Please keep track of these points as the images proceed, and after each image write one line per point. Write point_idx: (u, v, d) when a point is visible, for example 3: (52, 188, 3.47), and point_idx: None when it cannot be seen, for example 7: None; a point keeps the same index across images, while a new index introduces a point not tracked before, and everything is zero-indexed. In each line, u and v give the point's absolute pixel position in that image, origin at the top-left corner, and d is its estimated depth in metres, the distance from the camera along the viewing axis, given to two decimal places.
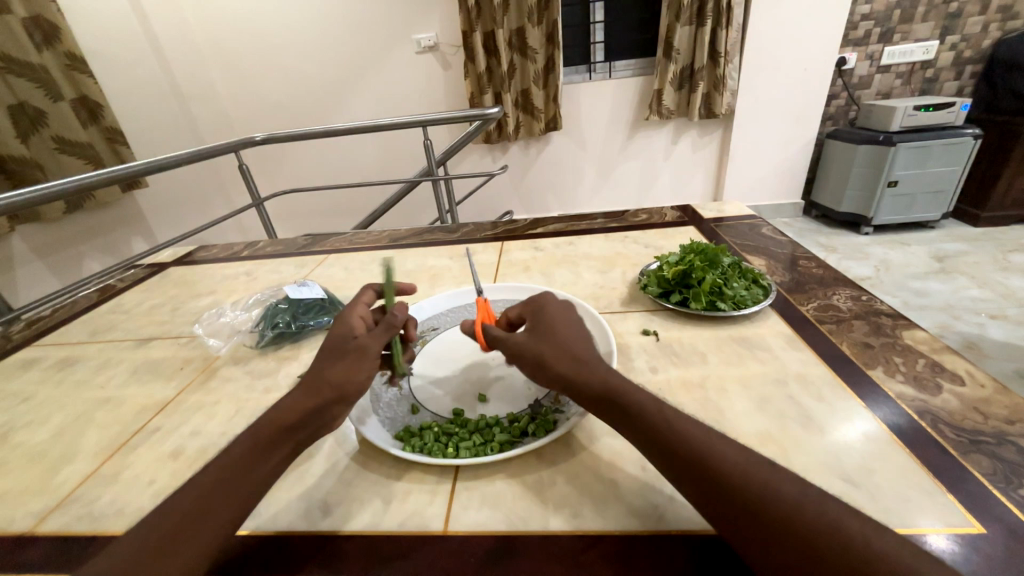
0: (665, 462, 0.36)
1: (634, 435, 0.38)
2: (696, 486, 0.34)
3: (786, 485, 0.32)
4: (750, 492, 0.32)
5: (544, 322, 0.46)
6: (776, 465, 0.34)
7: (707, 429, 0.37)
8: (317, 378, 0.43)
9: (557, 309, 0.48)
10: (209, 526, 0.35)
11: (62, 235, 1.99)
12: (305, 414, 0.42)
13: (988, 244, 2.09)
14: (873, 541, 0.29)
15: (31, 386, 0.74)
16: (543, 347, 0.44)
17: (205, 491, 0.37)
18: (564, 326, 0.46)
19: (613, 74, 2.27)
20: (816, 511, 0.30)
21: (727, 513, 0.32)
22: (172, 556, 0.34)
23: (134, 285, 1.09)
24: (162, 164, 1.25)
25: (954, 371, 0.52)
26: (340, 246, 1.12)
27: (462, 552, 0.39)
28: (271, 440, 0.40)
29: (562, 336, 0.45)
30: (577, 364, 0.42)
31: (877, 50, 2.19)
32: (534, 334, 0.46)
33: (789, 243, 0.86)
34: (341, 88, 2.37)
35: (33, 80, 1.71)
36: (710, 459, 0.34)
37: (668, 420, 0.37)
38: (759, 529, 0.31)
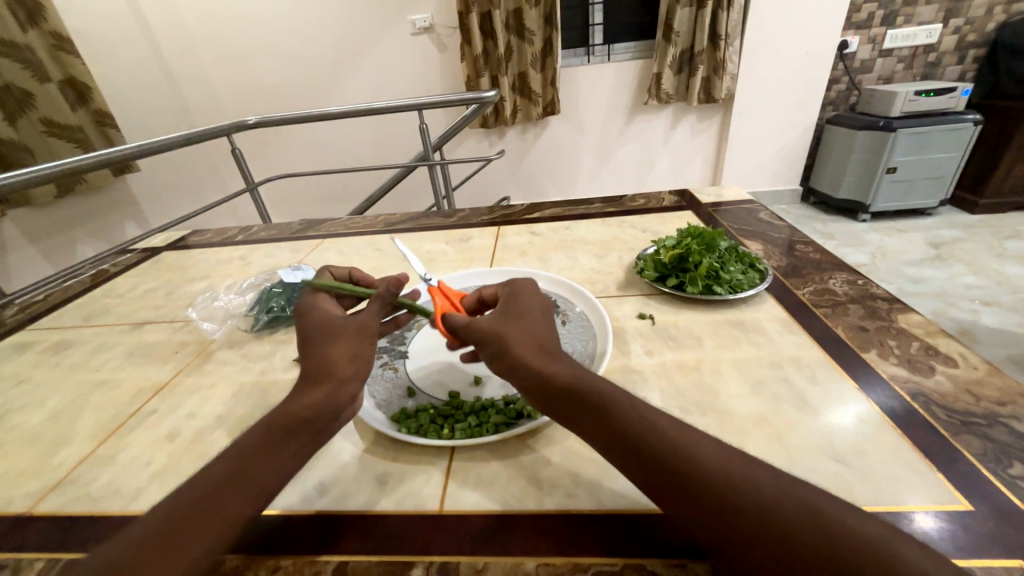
0: (636, 466, 0.35)
1: (599, 435, 0.37)
2: (666, 482, 0.33)
3: (764, 479, 0.32)
4: (726, 487, 0.31)
5: (517, 310, 0.47)
6: (750, 458, 0.33)
7: (678, 421, 0.36)
8: (328, 361, 0.43)
9: (534, 300, 0.49)
10: (226, 515, 0.33)
11: (54, 219, 1.96)
12: (326, 397, 0.41)
13: (984, 231, 2.09)
14: (853, 529, 0.28)
15: (26, 369, 0.74)
16: (512, 331, 0.44)
17: (221, 477, 0.35)
18: (537, 317, 0.47)
19: (612, 57, 2.23)
20: (794, 502, 0.30)
21: (701, 509, 0.32)
22: (185, 545, 0.31)
23: (127, 270, 1.08)
24: (154, 148, 1.23)
25: (948, 354, 0.52)
26: (335, 231, 1.11)
27: (460, 530, 0.39)
28: (291, 429, 0.39)
29: (534, 327, 0.46)
30: (543, 352, 0.43)
31: (880, 33, 2.16)
32: (507, 319, 0.46)
33: (787, 228, 0.86)
34: (335, 70, 2.32)
35: (19, 61, 1.67)
36: (683, 454, 0.33)
37: (634, 413, 0.37)
38: (732, 523, 0.30)
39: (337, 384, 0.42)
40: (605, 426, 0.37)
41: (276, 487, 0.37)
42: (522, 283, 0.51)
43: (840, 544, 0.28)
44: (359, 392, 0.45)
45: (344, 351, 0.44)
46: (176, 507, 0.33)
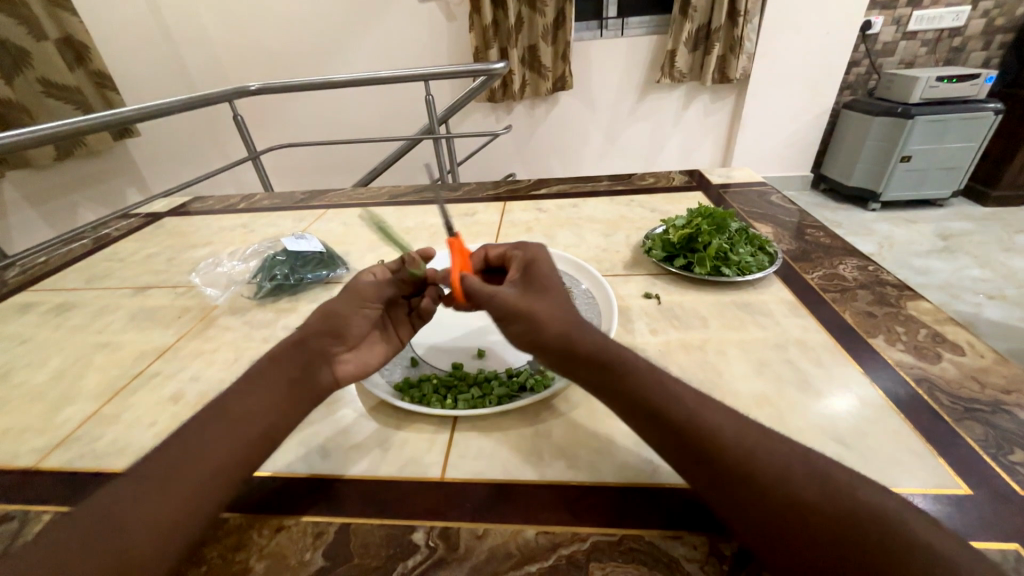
0: (658, 433, 0.35)
1: (624, 404, 0.36)
2: (682, 447, 0.33)
3: (777, 448, 0.32)
4: (743, 455, 0.32)
5: (540, 281, 0.45)
6: (761, 428, 0.34)
7: (697, 390, 0.36)
8: (316, 311, 0.48)
9: (551, 268, 0.48)
10: (215, 456, 0.36)
11: (54, 182, 1.95)
12: (298, 340, 0.45)
13: (994, 224, 2.07)
14: (858, 497, 0.29)
15: (30, 329, 0.74)
16: (544, 303, 0.42)
17: (202, 424, 0.38)
18: (557, 286, 0.45)
19: (626, 32, 2.16)
20: (802, 470, 0.31)
21: (714, 475, 0.32)
22: (177, 488, 0.34)
23: (128, 235, 1.07)
24: (155, 111, 1.20)
25: (955, 341, 0.52)
26: (338, 202, 1.09)
27: (460, 497, 0.40)
28: (266, 374, 0.42)
29: (560, 297, 0.44)
30: (578, 325, 0.41)
31: (905, 14, 2.07)
32: (534, 291, 0.44)
33: (799, 211, 0.84)
34: (339, 36, 2.24)
35: (13, 16, 1.62)
36: (703, 422, 0.34)
37: (657, 382, 0.37)
38: (744, 489, 0.31)
39: (307, 333, 0.45)
40: (632, 395, 0.36)
41: (256, 439, 0.38)
42: (535, 250, 0.50)
43: (850, 513, 0.29)
44: (337, 351, 0.46)
45: (333, 304, 0.48)
46: (165, 454, 0.35)
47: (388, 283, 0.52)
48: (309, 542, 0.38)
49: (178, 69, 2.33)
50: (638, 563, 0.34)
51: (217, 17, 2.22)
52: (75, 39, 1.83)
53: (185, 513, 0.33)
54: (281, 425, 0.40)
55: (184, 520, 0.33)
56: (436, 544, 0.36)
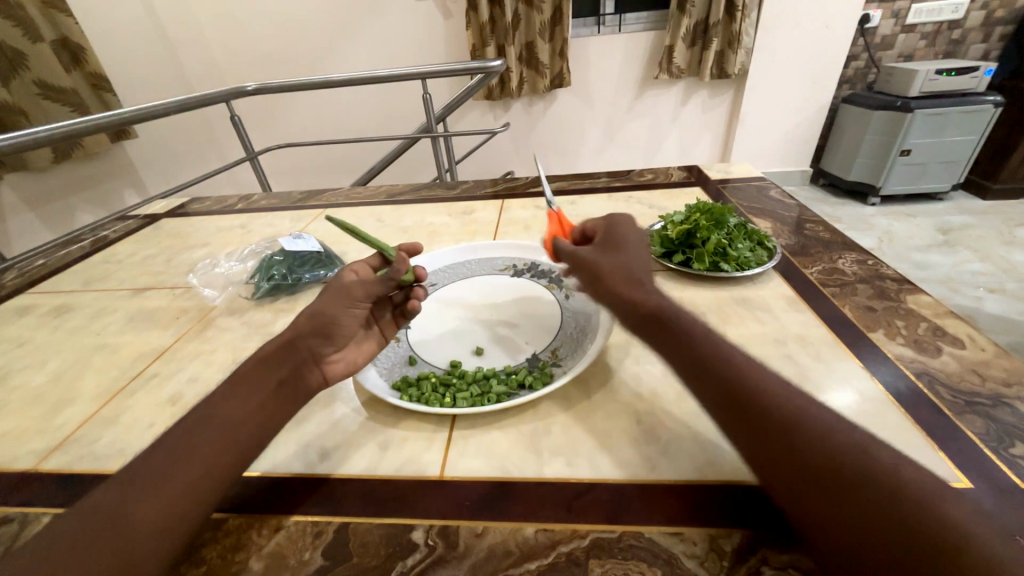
0: (703, 385, 0.37)
1: (675, 354, 0.39)
2: (723, 398, 0.35)
3: (825, 418, 0.32)
4: (781, 423, 0.32)
5: (622, 243, 0.48)
6: (813, 402, 0.34)
7: (750, 357, 0.37)
8: (305, 310, 0.47)
9: (634, 235, 0.50)
10: (203, 459, 0.36)
11: (52, 184, 1.95)
12: (286, 341, 0.44)
13: (994, 217, 2.06)
14: (900, 481, 0.28)
15: (28, 331, 0.74)
16: (620, 260, 0.46)
17: (190, 427, 0.37)
18: (642, 252, 0.48)
19: (623, 28, 2.15)
20: (844, 445, 0.30)
21: (748, 435, 0.33)
22: (165, 492, 0.33)
23: (127, 236, 1.07)
24: (152, 111, 1.19)
25: (955, 335, 0.51)
26: (336, 201, 1.09)
27: (459, 495, 0.40)
28: (255, 375, 0.42)
29: (638, 260, 0.47)
30: (642, 281, 0.44)
31: (904, 7, 2.07)
32: (615, 250, 0.48)
33: (798, 206, 0.84)
34: (336, 35, 2.24)
35: (9, 18, 1.62)
36: (749, 381, 0.35)
37: (710, 346, 0.38)
38: (776, 453, 0.31)
39: (295, 334, 0.45)
40: (679, 346, 0.39)
41: (249, 435, 0.38)
42: (625, 219, 0.52)
43: (882, 493, 0.28)
44: (326, 351, 0.46)
45: (319, 304, 0.47)
46: (153, 457, 0.35)
47: (375, 279, 0.50)
48: (308, 541, 0.38)
49: (174, 70, 2.32)
50: (638, 559, 0.34)
51: (213, 17, 2.21)
52: (71, 40, 1.82)
53: (174, 517, 0.33)
54: (265, 427, 0.40)
55: (173, 524, 0.33)
56: (435, 543, 0.36)
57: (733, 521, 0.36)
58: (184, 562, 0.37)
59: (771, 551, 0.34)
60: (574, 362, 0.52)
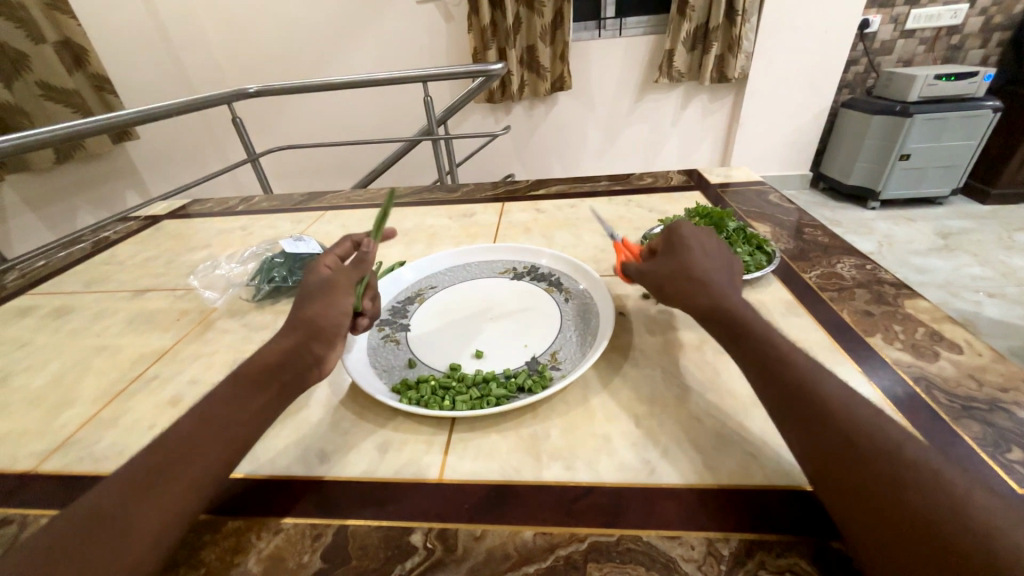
0: (771, 390, 0.39)
1: (750, 362, 0.42)
2: (788, 402, 0.37)
3: (894, 432, 0.33)
4: (844, 430, 0.33)
5: (687, 244, 0.52)
6: (886, 416, 0.34)
7: (825, 370, 0.39)
8: (300, 316, 0.47)
9: (693, 238, 0.54)
10: (203, 465, 0.36)
11: (54, 185, 1.96)
12: (288, 350, 0.44)
13: (993, 222, 2.06)
14: (964, 502, 0.28)
15: (29, 332, 0.74)
16: (682, 259, 0.51)
17: (192, 430, 0.37)
18: (701, 248, 0.53)
19: (623, 32, 2.16)
20: (908, 462, 0.30)
21: (806, 436, 0.35)
22: (164, 495, 0.34)
23: (127, 237, 1.07)
24: (154, 113, 1.20)
25: (953, 339, 0.52)
26: (337, 204, 1.10)
27: (457, 498, 0.40)
28: (257, 379, 0.42)
29: (700, 256, 0.52)
30: (707, 276, 0.49)
31: (903, 12, 2.08)
32: (676, 250, 0.53)
33: (797, 210, 0.84)
34: (338, 38, 2.25)
35: (11, 19, 1.62)
36: (818, 390, 0.36)
37: (777, 354, 0.40)
38: (830, 455, 0.33)
39: (299, 341, 0.45)
40: (748, 352, 0.42)
41: (248, 440, 0.39)
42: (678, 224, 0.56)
43: (941, 513, 0.28)
44: (327, 353, 0.46)
45: (317, 309, 0.47)
46: (153, 459, 0.35)
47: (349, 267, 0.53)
48: (307, 544, 0.38)
49: (176, 71, 2.33)
50: (635, 562, 0.34)
51: (216, 20, 2.23)
52: (74, 42, 1.84)
53: (170, 521, 0.33)
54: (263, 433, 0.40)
55: (169, 529, 0.33)
56: (433, 545, 0.36)
57: (734, 526, 0.36)
58: (179, 566, 0.37)
59: (768, 555, 0.34)
60: (574, 365, 0.52)
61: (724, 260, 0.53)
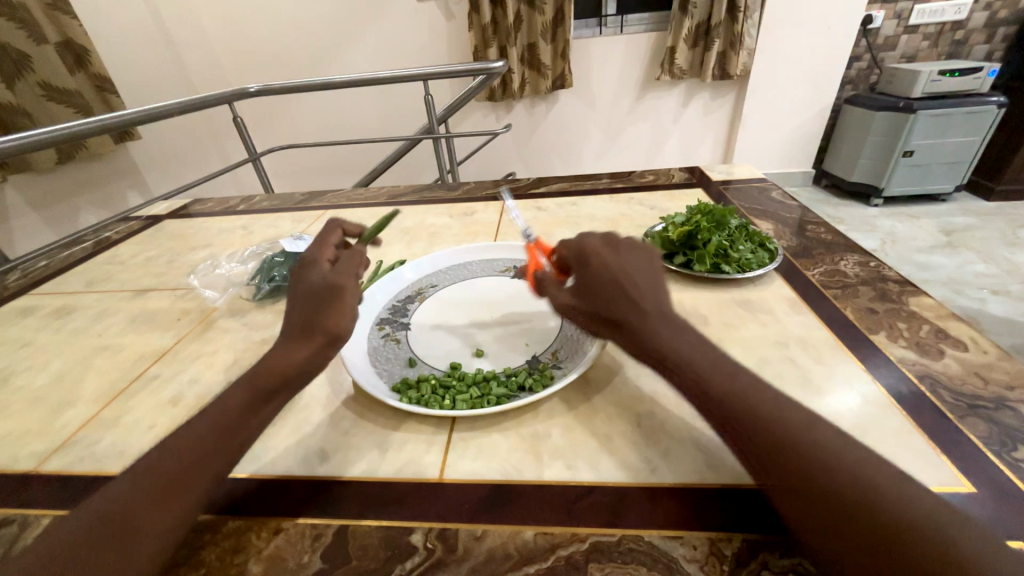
0: (702, 399, 0.36)
1: (674, 376, 0.37)
2: (723, 413, 0.34)
3: (828, 434, 0.32)
4: (830, 476, 0.30)
5: (594, 268, 0.42)
6: (817, 417, 0.33)
7: (748, 369, 0.36)
8: (310, 323, 0.42)
9: (601, 254, 0.42)
10: (207, 474, 0.35)
11: (56, 186, 1.96)
12: (301, 359, 0.41)
13: (998, 219, 2.05)
14: (910, 507, 0.28)
15: (30, 332, 0.74)
16: (587, 277, 0.42)
17: (198, 437, 0.37)
18: (607, 248, 0.43)
19: (624, 29, 2.15)
20: (849, 469, 0.30)
21: (764, 466, 0.32)
22: (166, 505, 0.33)
23: (128, 237, 1.07)
24: (155, 113, 1.20)
25: (958, 337, 0.51)
26: (338, 202, 1.09)
27: (458, 497, 0.40)
28: (266, 385, 0.40)
29: (608, 260, 0.42)
30: (622, 289, 0.40)
31: (907, 8, 2.06)
32: (580, 264, 0.43)
33: (800, 208, 0.84)
34: (338, 37, 2.24)
35: (13, 20, 1.63)
36: (750, 395, 0.34)
37: (709, 368, 0.36)
38: (776, 467, 0.31)
39: (314, 351, 0.41)
40: (679, 374, 0.37)
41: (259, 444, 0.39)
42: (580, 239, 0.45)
43: (894, 523, 0.27)
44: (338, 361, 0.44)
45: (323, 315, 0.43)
46: (160, 465, 0.35)
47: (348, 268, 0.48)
48: (307, 544, 0.37)
49: (177, 71, 2.33)
50: (637, 563, 0.34)
51: (217, 20, 2.23)
52: (75, 42, 1.84)
53: (170, 533, 0.33)
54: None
55: (170, 540, 0.33)
56: (433, 546, 0.36)
57: (730, 525, 0.35)
58: (181, 565, 0.37)
59: (771, 555, 0.33)
60: (574, 364, 0.51)
61: (649, 264, 0.41)
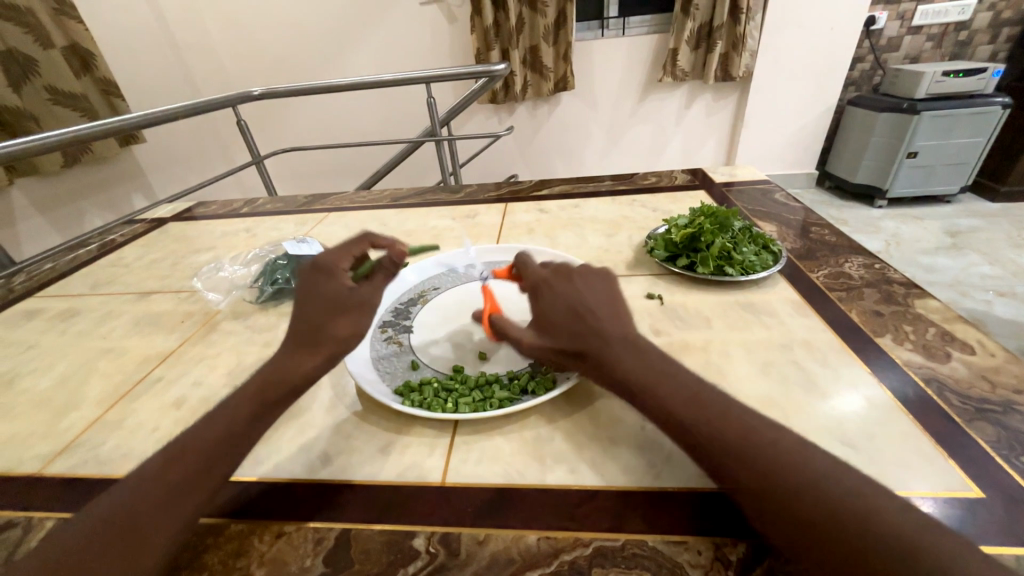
0: (661, 415, 0.37)
1: (635, 393, 0.39)
2: (683, 428, 0.35)
3: (787, 440, 0.33)
4: (812, 497, 0.29)
5: (554, 301, 0.46)
6: (777, 425, 0.34)
7: (706, 382, 0.38)
8: (325, 333, 0.44)
9: (558, 288, 0.47)
10: (212, 477, 0.36)
11: (62, 189, 1.97)
12: (312, 365, 0.43)
13: (1003, 220, 2.04)
14: (873, 508, 0.28)
15: (35, 335, 0.75)
16: (547, 309, 0.46)
17: (203, 441, 0.37)
18: (565, 281, 0.47)
19: (627, 31, 2.15)
20: (808, 473, 0.31)
21: (727, 478, 0.32)
22: (172, 508, 0.33)
23: (133, 240, 1.08)
24: (160, 116, 1.21)
25: (965, 340, 0.51)
26: (340, 205, 1.10)
27: (461, 502, 0.40)
28: (271, 390, 0.41)
29: (565, 293, 0.46)
30: (581, 317, 0.44)
31: (910, 8, 2.05)
32: (540, 299, 0.47)
33: (803, 209, 0.83)
34: (341, 40, 2.25)
35: (21, 24, 1.64)
36: (708, 406, 0.36)
37: (670, 382, 0.38)
38: (739, 477, 0.32)
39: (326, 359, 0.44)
40: (638, 393, 0.38)
41: None
42: (535, 275, 0.49)
43: (856, 526, 0.28)
44: None
45: (348, 326, 0.45)
46: (164, 469, 0.35)
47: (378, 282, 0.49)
48: (309, 548, 0.37)
49: (182, 75, 2.35)
50: (641, 568, 0.33)
51: (222, 25, 2.25)
52: (81, 46, 1.85)
53: (174, 538, 0.33)
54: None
55: (173, 545, 0.33)
56: (436, 550, 0.36)
57: (735, 531, 0.35)
58: (185, 568, 0.37)
59: (776, 562, 0.33)
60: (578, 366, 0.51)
61: (605, 290, 0.46)
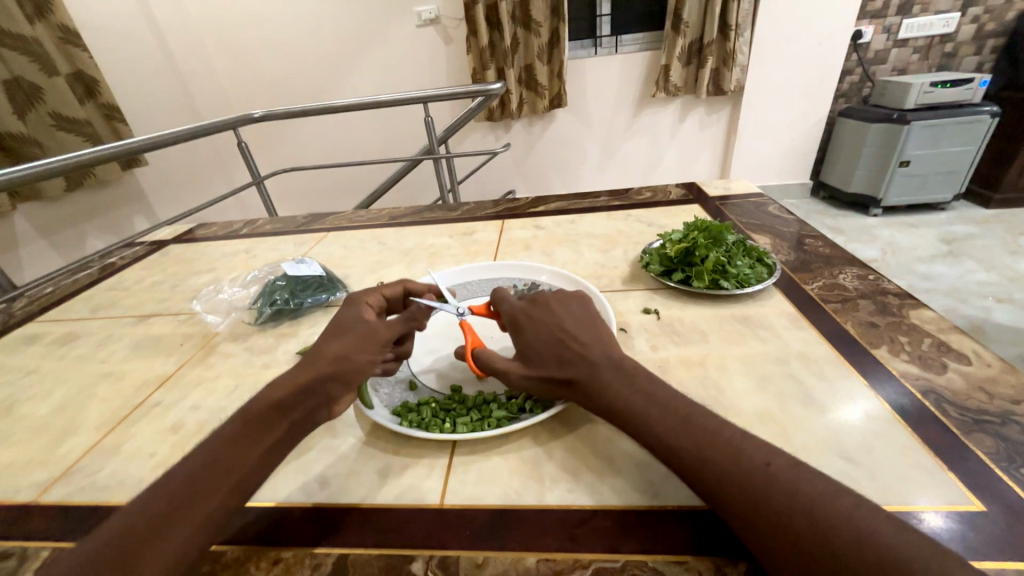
0: (653, 441, 0.37)
1: (630, 419, 0.39)
2: (677, 454, 0.36)
3: (780, 461, 0.33)
4: (806, 517, 0.29)
5: (535, 330, 0.47)
6: (767, 445, 0.35)
7: (697, 405, 0.39)
8: (324, 351, 0.46)
9: (538, 317, 0.48)
10: (203, 507, 0.35)
11: (64, 213, 1.99)
12: (302, 384, 0.43)
13: (998, 227, 2.05)
14: (868, 527, 0.28)
15: (34, 360, 0.75)
16: (530, 338, 0.46)
17: (196, 472, 0.37)
18: (543, 310, 0.48)
19: (620, 49, 2.20)
20: (803, 494, 0.30)
21: (723, 503, 0.33)
22: (163, 540, 0.33)
23: (133, 263, 1.08)
24: (162, 140, 1.23)
25: (961, 351, 0.51)
26: (339, 225, 1.11)
27: (459, 524, 0.39)
28: (266, 417, 0.41)
29: (546, 321, 0.47)
30: (565, 343, 0.44)
31: (895, 22, 2.10)
32: (522, 331, 0.48)
33: (797, 222, 0.84)
34: (340, 63, 2.31)
35: (28, 55, 1.68)
36: (698, 430, 0.36)
37: (662, 407, 0.38)
38: (734, 502, 0.32)
39: (314, 375, 0.43)
40: (633, 418, 0.39)
41: (257, 475, 0.39)
42: (514, 306, 0.51)
43: (855, 549, 0.27)
44: (339, 394, 0.44)
45: (342, 348, 0.46)
46: (158, 500, 0.35)
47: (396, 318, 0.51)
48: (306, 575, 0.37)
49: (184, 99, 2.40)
50: None
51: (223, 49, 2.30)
52: (86, 73, 1.89)
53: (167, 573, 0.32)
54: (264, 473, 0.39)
55: None
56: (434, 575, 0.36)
57: (737, 554, 0.34)
58: None
59: None
60: None
61: (584, 315, 0.48)
